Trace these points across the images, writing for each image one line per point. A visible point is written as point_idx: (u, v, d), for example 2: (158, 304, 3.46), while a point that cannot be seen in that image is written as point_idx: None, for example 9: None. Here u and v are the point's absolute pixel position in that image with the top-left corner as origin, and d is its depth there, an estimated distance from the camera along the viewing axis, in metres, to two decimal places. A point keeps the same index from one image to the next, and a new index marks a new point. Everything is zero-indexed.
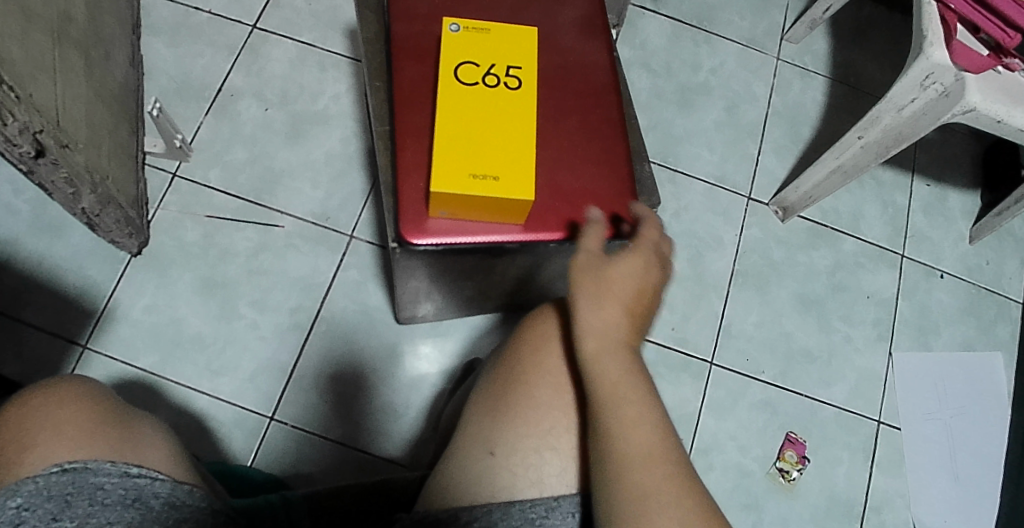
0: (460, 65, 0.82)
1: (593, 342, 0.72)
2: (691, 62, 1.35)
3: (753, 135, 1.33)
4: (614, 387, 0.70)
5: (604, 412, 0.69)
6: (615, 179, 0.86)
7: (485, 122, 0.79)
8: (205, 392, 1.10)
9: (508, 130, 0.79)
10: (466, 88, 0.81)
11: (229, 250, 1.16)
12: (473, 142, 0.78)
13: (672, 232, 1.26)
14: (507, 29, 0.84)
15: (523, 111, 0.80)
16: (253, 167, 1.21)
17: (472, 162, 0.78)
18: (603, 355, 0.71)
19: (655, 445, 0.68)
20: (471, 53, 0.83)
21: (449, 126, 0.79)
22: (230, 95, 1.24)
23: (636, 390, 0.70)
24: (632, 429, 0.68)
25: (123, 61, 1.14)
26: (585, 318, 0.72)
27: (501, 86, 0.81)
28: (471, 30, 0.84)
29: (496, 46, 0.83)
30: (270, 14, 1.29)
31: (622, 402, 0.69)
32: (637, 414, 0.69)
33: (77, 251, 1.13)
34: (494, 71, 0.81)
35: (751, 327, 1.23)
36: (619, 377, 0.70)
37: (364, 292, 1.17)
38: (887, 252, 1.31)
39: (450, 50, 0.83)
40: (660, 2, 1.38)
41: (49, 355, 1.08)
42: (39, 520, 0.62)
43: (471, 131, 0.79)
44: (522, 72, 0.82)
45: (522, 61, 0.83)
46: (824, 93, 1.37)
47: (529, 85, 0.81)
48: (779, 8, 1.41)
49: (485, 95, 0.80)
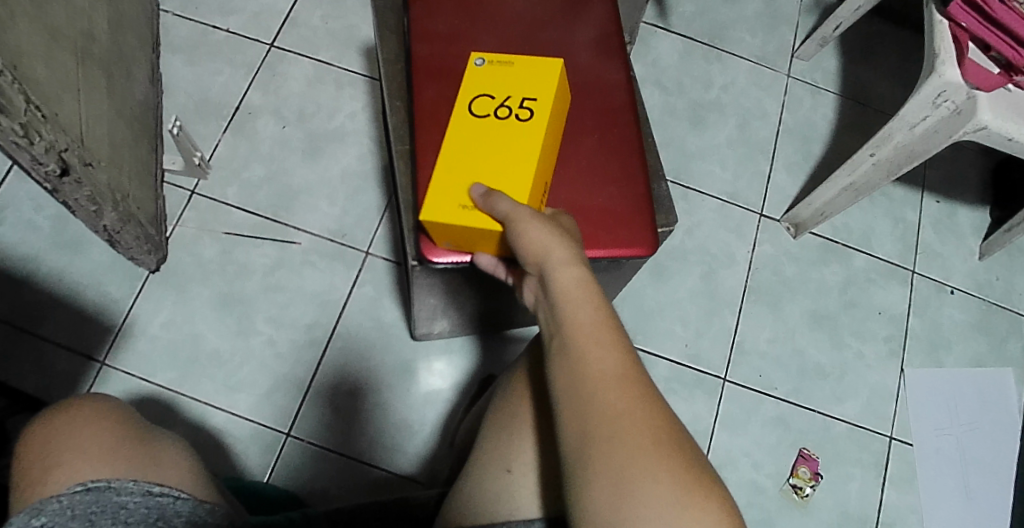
0: (477, 97, 0.82)
1: (554, 270, 0.65)
2: (703, 79, 1.36)
3: (764, 151, 1.34)
4: (576, 313, 0.63)
5: (564, 341, 0.63)
6: (634, 198, 0.87)
7: (493, 155, 0.77)
8: (222, 408, 1.11)
9: (510, 163, 0.76)
10: (477, 120, 0.80)
11: (247, 266, 1.17)
12: (480, 176, 0.76)
13: (685, 249, 1.27)
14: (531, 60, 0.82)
15: (532, 143, 0.77)
16: (270, 184, 1.22)
17: (463, 193, 0.76)
18: (562, 282, 0.64)
19: (621, 370, 0.61)
20: (488, 86, 0.82)
21: (455, 158, 0.78)
22: (248, 112, 1.25)
23: (600, 312, 0.63)
24: (597, 351, 0.61)
25: (143, 80, 1.16)
26: (541, 246, 0.66)
27: (512, 117, 0.79)
28: (495, 62, 0.84)
29: (516, 77, 0.81)
30: (286, 32, 1.30)
31: (585, 330, 0.62)
32: (607, 340, 0.62)
33: (97, 268, 1.14)
34: (508, 103, 0.80)
35: (764, 343, 1.24)
36: (583, 300, 0.64)
37: (379, 307, 1.18)
38: (898, 269, 1.31)
39: (471, 83, 0.83)
40: (672, 20, 1.39)
41: (68, 370, 1.09)
42: None
43: (477, 163, 0.77)
44: (536, 103, 0.79)
45: (539, 92, 0.80)
46: (834, 110, 1.38)
47: (542, 116, 0.78)
48: (790, 26, 1.42)
49: (494, 126, 0.79)
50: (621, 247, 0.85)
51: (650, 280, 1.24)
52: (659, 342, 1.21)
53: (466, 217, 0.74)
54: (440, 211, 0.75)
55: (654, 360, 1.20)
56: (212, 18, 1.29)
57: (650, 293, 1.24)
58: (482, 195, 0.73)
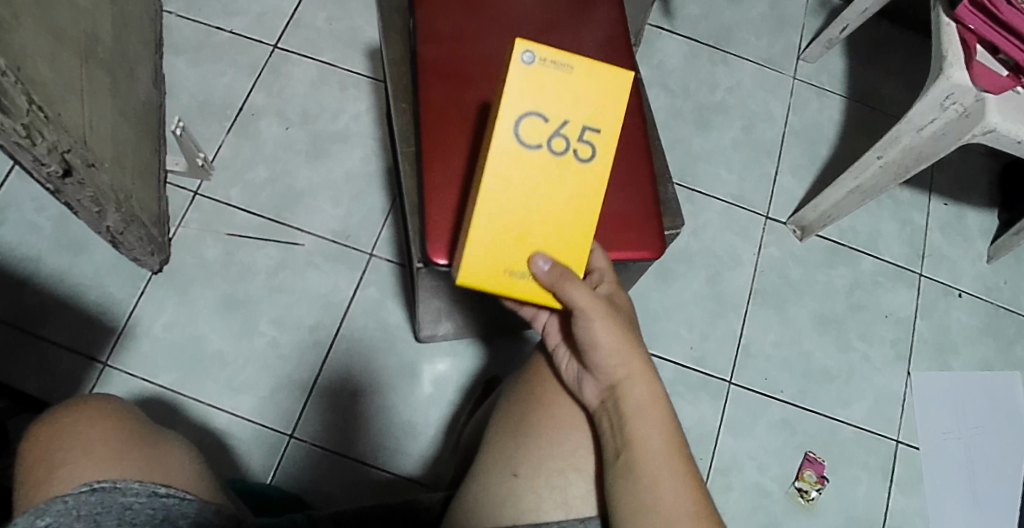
0: (527, 116, 0.72)
1: (635, 393, 0.74)
2: (708, 81, 1.36)
3: (770, 153, 1.34)
4: (652, 438, 0.73)
5: (638, 461, 0.72)
6: (640, 200, 0.86)
7: (551, 201, 0.74)
8: (225, 410, 1.10)
9: (568, 218, 0.74)
10: (529, 150, 0.72)
11: (250, 267, 1.17)
12: (533, 232, 0.74)
13: (690, 251, 1.26)
14: (587, 69, 0.73)
15: (592, 188, 0.74)
16: (273, 185, 1.21)
17: (518, 257, 0.74)
18: (642, 405, 0.74)
19: (691, 497, 0.71)
20: (540, 102, 0.72)
21: (508, 203, 0.73)
22: (251, 114, 1.25)
23: (671, 438, 0.73)
24: (670, 478, 0.71)
25: (147, 81, 1.16)
26: (623, 367, 0.74)
27: (570, 154, 0.74)
28: (545, 63, 0.72)
29: (572, 95, 0.73)
30: (290, 34, 1.30)
31: (661, 456, 0.72)
32: (680, 468, 0.72)
33: (99, 268, 1.14)
34: (565, 133, 0.73)
35: (770, 346, 1.23)
36: (657, 427, 0.73)
37: (383, 310, 1.17)
38: (905, 272, 1.31)
39: (517, 89, 0.72)
40: (678, 22, 1.39)
41: (70, 372, 1.08)
42: None
43: (533, 212, 0.73)
44: (597, 136, 0.74)
45: (598, 121, 0.74)
46: (841, 112, 1.37)
47: (603, 153, 0.74)
48: (796, 27, 1.42)
49: (550, 164, 0.73)
50: (627, 249, 0.85)
51: (655, 282, 1.23)
52: (664, 344, 1.21)
53: (522, 282, 0.74)
54: (490, 270, 0.73)
55: (659, 363, 1.19)
56: (215, 19, 1.29)
57: (655, 296, 1.23)
58: (549, 273, 0.72)
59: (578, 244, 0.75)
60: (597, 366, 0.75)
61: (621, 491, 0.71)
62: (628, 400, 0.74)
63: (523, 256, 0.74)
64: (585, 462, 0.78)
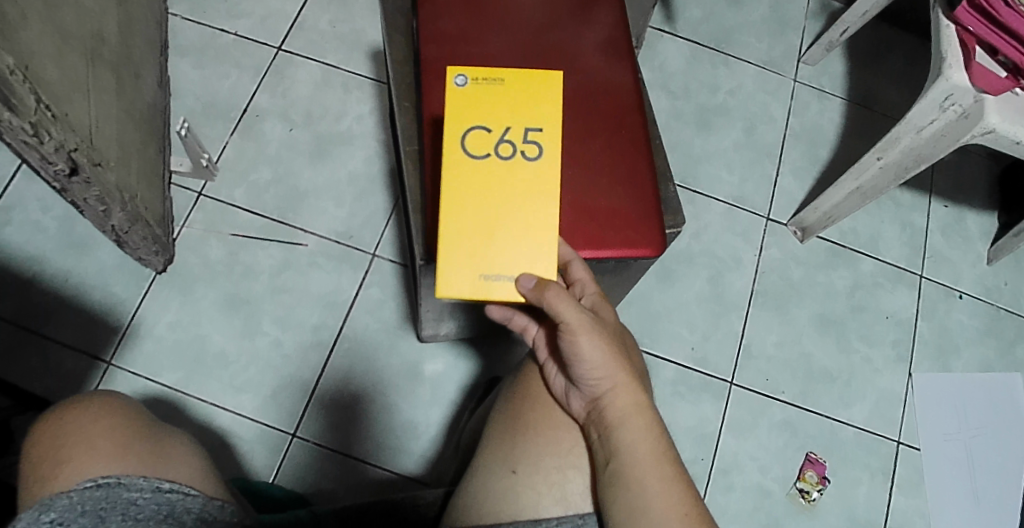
0: (471, 130, 0.76)
1: (622, 402, 0.74)
2: (709, 84, 1.37)
3: (771, 155, 1.34)
4: (640, 447, 0.72)
5: (630, 471, 0.71)
6: (641, 199, 0.87)
7: (509, 203, 0.75)
8: (228, 409, 1.10)
9: (526, 216, 0.75)
10: (477, 159, 0.75)
11: (253, 267, 1.17)
12: (496, 237, 0.75)
13: (691, 252, 1.27)
14: (521, 78, 0.77)
15: (546, 186, 0.76)
16: (277, 186, 1.22)
17: (486, 262, 0.75)
18: (628, 415, 0.73)
19: (687, 505, 0.71)
20: (480, 115, 0.76)
21: (468, 212, 0.75)
22: (255, 115, 1.25)
23: (662, 448, 0.73)
24: (665, 487, 0.71)
25: (152, 82, 1.16)
26: (610, 375, 0.73)
27: (518, 155, 0.76)
28: (479, 82, 0.77)
29: (509, 105, 0.77)
30: (294, 36, 1.31)
31: (650, 464, 0.72)
32: (674, 476, 0.72)
33: (103, 268, 1.14)
34: (511, 137, 0.76)
35: (771, 347, 1.24)
36: (647, 436, 0.73)
37: (385, 310, 1.18)
38: (906, 273, 1.31)
39: (455, 109, 0.76)
40: (679, 25, 1.39)
41: (74, 371, 1.09)
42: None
43: (493, 217, 0.75)
44: (542, 134, 0.76)
45: (541, 121, 0.77)
46: (841, 115, 1.38)
47: (551, 149, 0.76)
48: (797, 31, 1.42)
49: (500, 168, 0.75)
50: (627, 247, 0.86)
51: (657, 283, 1.24)
52: (665, 344, 1.21)
53: (500, 289, 0.75)
54: (464, 281, 0.75)
55: (660, 363, 1.20)
56: (220, 21, 1.30)
57: (656, 297, 1.23)
58: (533, 290, 0.73)
59: (544, 244, 0.76)
60: (583, 378, 0.75)
61: (616, 502, 0.71)
62: (617, 410, 0.74)
63: (492, 262, 0.75)
64: (581, 459, 0.78)
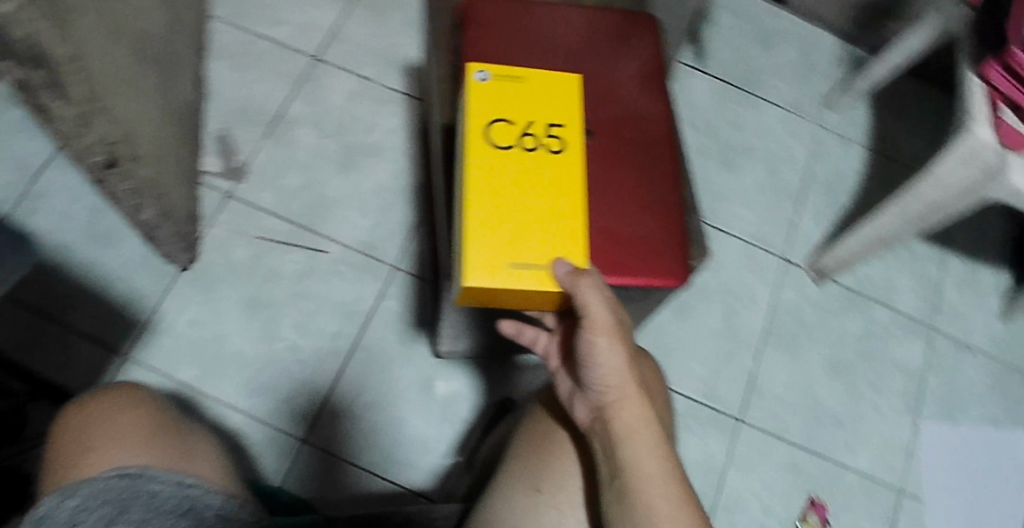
0: (497, 122, 0.81)
1: (632, 416, 0.71)
2: (735, 123, 1.39)
3: (791, 198, 1.36)
4: (647, 464, 0.69)
5: (638, 489, 0.68)
6: (666, 230, 0.89)
7: (523, 192, 0.79)
8: (241, 410, 1.11)
9: (553, 202, 0.80)
10: (504, 148, 0.80)
11: (276, 271, 1.18)
12: (525, 225, 0.78)
13: (708, 288, 1.28)
14: (539, 80, 0.85)
15: (570, 176, 0.81)
16: (305, 193, 1.23)
17: (518, 249, 0.77)
18: (636, 430, 0.70)
19: None
20: (503, 109, 0.82)
21: (495, 198, 0.78)
22: (288, 121, 1.27)
23: (672, 473, 0.69)
24: (674, 513, 0.67)
25: (190, 81, 1.18)
26: (625, 383, 0.71)
27: (542, 146, 0.82)
28: (499, 80, 0.83)
29: (530, 103, 0.83)
30: (333, 47, 1.33)
31: (658, 484, 0.68)
32: (682, 501, 0.68)
33: (128, 261, 1.15)
34: (534, 130, 0.82)
35: (781, 387, 1.25)
36: (655, 455, 0.70)
37: (403, 323, 1.18)
38: (917, 324, 1.32)
39: (479, 104, 0.82)
40: (709, 63, 1.42)
41: (90, 361, 1.09)
42: (94, 521, 0.64)
43: (519, 206, 0.79)
44: (563, 130, 0.83)
45: (560, 119, 0.84)
46: (862, 163, 1.40)
47: (572, 144, 0.83)
48: (823, 77, 1.45)
49: (526, 157, 0.81)
50: (652, 276, 0.87)
51: (672, 317, 1.25)
52: (677, 378, 1.22)
53: (530, 276, 0.76)
54: (495, 272, 0.76)
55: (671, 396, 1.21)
56: (260, 28, 1.32)
57: (672, 330, 1.24)
58: (567, 277, 0.73)
59: (570, 233, 0.79)
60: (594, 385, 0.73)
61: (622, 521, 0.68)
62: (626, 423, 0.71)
63: (520, 250, 0.77)
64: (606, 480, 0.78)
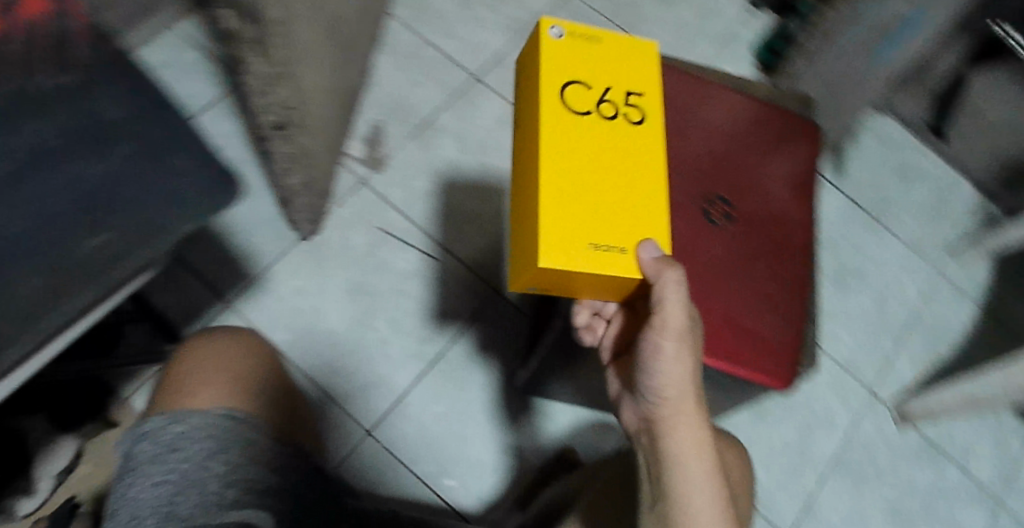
0: (571, 85, 0.70)
1: (685, 424, 0.70)
2: (855, 246, 1.39)
3: (893, 334, 1.35)
4: (692, 475, 0.68)
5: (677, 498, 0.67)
6: (784, 332, 0.90)
7: (599, 162, 0.68)
8: (319, 386, 1.14)
9: (632, 178, 0.69)
10: (581, 113, 0.69)
11: (386, 265, 1.22)
12: (602, 200, 0.67)
13: (790, 399, 1.27)
14: (616, 42, 0.74)
15: (654, 150, 0.70)
16: (432, 199, 1.27)
17: (596, 229, 0.66)
18: (686, 439, 0.70)
19: None
20: (578, 71, 0.71)
21: (571, 167, 0.67)
22: (435, 129, 1.32)
23: (718, 490, 0.68)
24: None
25: (359, 69, 1.24)
26: (681, 390, 0.71)
27: (621, 116, 0.71)
28: (575, 38, 0.72)
29: (607, 67, 0.72)
30: (494, 72, 1.38)
31: (698, 497, 0.67)
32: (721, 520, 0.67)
33: (256, 217, 1.20)
34: (613, 97, 0.71)
35: (838, 519, 1.22)
36: (702, 467, 0.69)
37: (490, 347, 1.20)
38: (990, 496, 1.29)
39: (550, 60, 0.70)
40: (843, 182, 1.43)
41: (197, 300, 1.14)
42: (195, 450, 0.68)
43: (597, 178, 0.68)
44: (644, 99, 0.72)
45: (642, 86, 0.73)
46: (971, 320, 1.38)
47: (655, 116, 0.72)
48: (952, 225, 1.44)
49: (604, 125, 0.70)
50: (761, 373, 0.87)
51: (748, 417, 1.25)
52: None
53: (609, 261, 0.66)
54: (568, 254, 0.65)
55: None
56: (433, 36, 1.38)
57: (744, 430, 1.24)
58: (649, 265, 0.66)
59: (653, 212, 0.69)
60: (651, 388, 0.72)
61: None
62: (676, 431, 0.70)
63: (596, 229, 0.66)
64: None
